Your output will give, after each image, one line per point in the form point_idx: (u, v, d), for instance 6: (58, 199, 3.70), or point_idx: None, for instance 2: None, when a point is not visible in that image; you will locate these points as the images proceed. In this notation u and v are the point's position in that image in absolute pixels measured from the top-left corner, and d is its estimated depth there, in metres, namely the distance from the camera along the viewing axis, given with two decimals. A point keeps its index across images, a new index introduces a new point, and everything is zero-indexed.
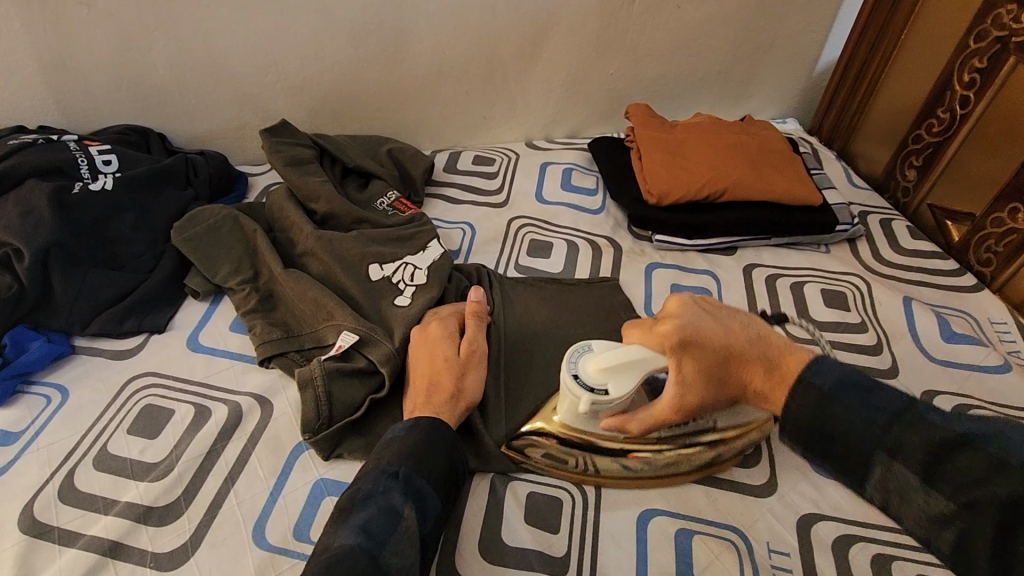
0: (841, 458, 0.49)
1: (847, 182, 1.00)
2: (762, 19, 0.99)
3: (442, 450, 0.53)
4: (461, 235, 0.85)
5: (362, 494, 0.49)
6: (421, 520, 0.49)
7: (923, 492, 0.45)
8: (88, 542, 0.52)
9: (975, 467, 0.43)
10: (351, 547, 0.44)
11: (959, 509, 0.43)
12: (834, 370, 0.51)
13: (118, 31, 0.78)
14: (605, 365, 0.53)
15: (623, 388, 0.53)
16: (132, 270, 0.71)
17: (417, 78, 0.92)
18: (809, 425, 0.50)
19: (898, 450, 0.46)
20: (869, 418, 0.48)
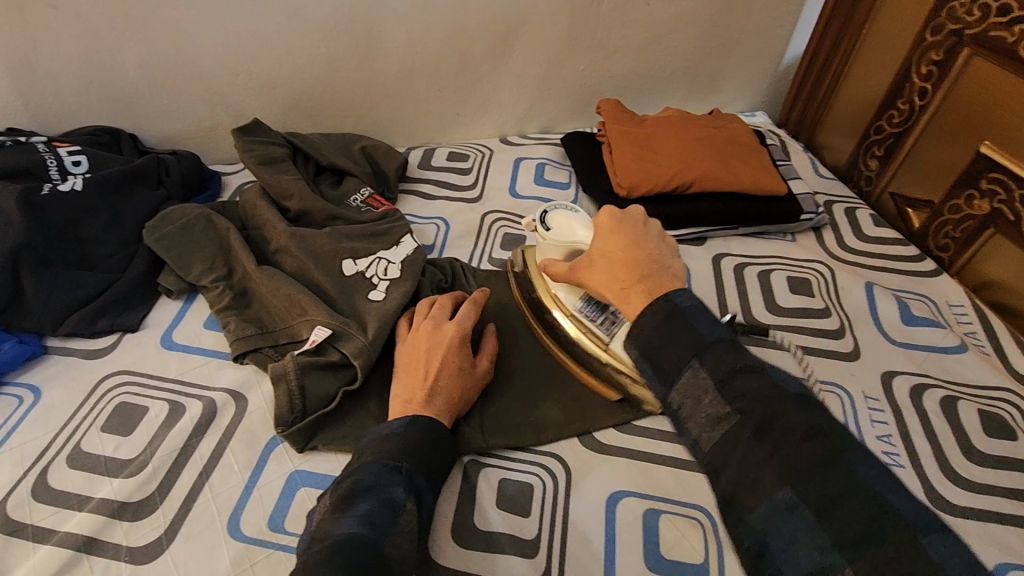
0: (693, 417, 0.44)
1: (814, 172, 1.02)
2: (729, 15, 1.01)
3: (439, 450, 0.55)
4: (436, 230, 0.86)
5: (364, 484, 0.48)
6: (417, 514, 0.49)
7: (712, 398, 0.44)
8: (62, 538, 0.53)
9: (759, 390, 0.42)
10: (358, 536, 0.44)
11: (737, 415, 0.42)
12: (690, 299, 0.50)
13: (85, 32, 0.78)
14: (565, 220, 0.71)
15: (558, 236, 0.70)
16: (104, 269, 0.72)
17: (390, 76, 0.93)
18: (647, 342, 0.48)
19: (715, 363, 0.44)
20: (702, 335, 0.46)
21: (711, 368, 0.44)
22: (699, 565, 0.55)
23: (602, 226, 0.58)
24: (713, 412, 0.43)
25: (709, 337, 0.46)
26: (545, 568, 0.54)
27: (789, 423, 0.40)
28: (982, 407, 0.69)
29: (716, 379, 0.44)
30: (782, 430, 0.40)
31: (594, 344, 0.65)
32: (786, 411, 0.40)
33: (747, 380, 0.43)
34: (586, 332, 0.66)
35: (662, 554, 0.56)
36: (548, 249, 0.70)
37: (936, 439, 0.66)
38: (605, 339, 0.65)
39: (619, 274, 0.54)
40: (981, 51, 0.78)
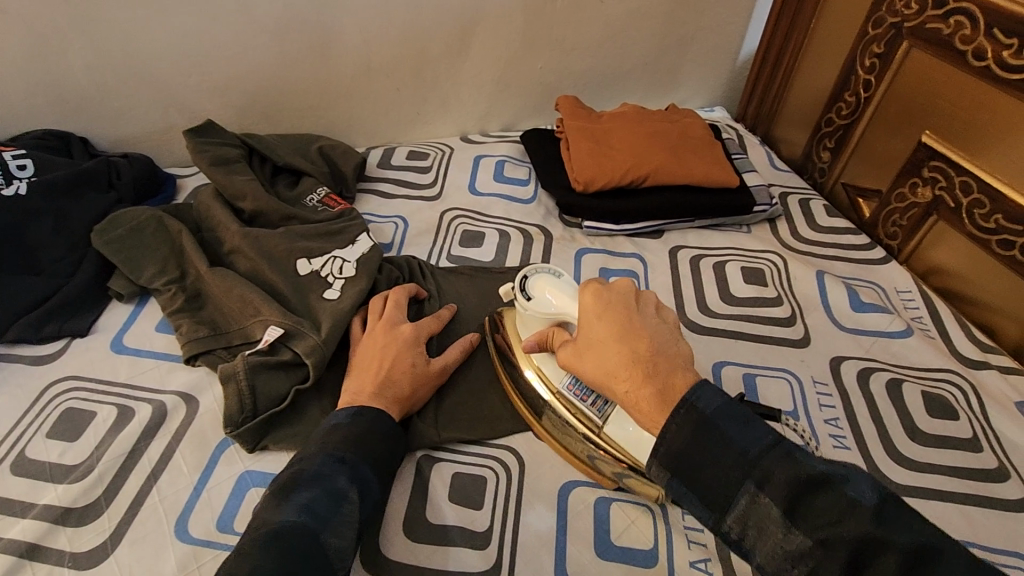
0: (760, 550, 0.40)
1: (769, 164, 1.05)
2: (683, 11, 1.03)
3: (385, 441, 0.55)
4: (394, 228, 0.87)
5: (307, 475, 0.49)
6: (362, 504, 0.50)
7: (782, 530, 0.39)
8: (4, 546, 0.52)
9: (833, 509, 0.38)
10: (295, 524, 0.44)
11: (816, 550, 0.38)
12: (716, 397, 0.45)
13: (28, 34, 0.77)
14: (549, 287, 0.60)
15: (543, 306, 0.59)
16: (52, 274, 0.71)
17: (346, 76, 0.93)
18: (680, 460, 0.44)
19: (766, 482, 0.40)
20: (744, 447, 0.42)
21: (770, 492, 0.40)
22: (648, 550, 0.56)
23: (590, 313, 0.53)
24: (787, 546, 0.39)
25: (754, 450, 0.42)
26: (495, 559, 0.54)
27: (882, 557, 0.36)
28: (926, 388, 0.71)
29: (781, 507, 0.40)
30: (873, 559, 0.36)
31: (585, 426, 0.57)
32: (867, 534, 0.37)
33: (817, 503, 0.39)
34: (579, 414, 0.57)
35: (612, 541, 0.56)
36: (533, 319, 0.61)
37: (881, 420, 0.68)
38: (598, 423, 0.56)
39: (620, 377, 0.49)
40: (919, 43, 0.80)
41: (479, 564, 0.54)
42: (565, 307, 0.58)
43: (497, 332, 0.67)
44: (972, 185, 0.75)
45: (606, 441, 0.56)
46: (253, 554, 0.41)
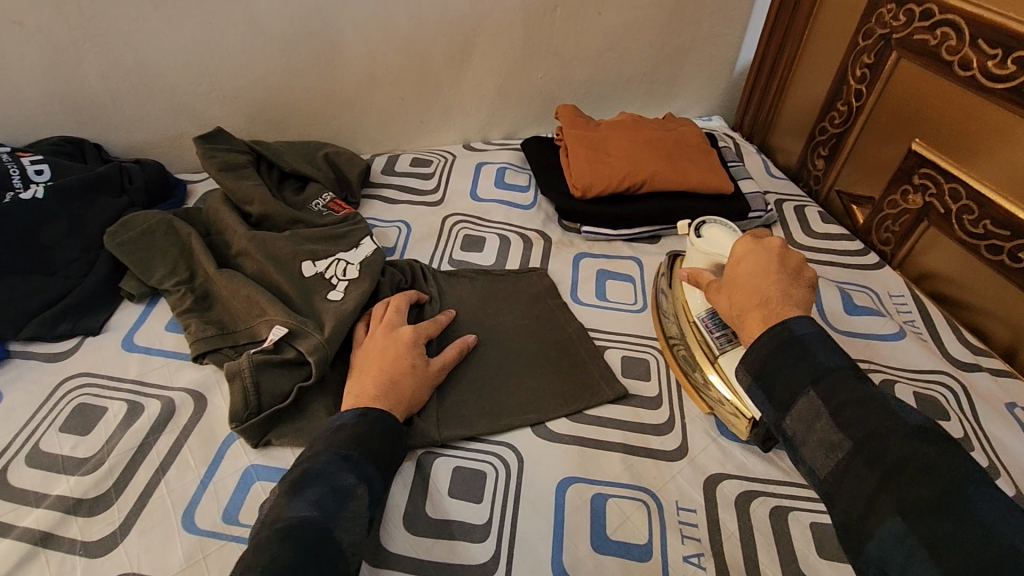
0: (807, 445, 0.47)
1: (765, 172, 1.07)
2: (679, 23, 1.06)
3: (388, 440, 0.56)
4: (398, 233, 0.89)
5: (314, 472, 0.50)
6: (369, 500, 0.51)
7: (828, 427, 0.45)
8: (20, 533, 0.54)
9: (874, 422, 0.43)
10: (305, 521, 0.46)
11: (850, 447, 0.44)
12: (808, 327, 0.51)
13: (46, 45, 0.80)
14: (719, 233, 0.71)
15: (708, 246, 0.70)
16: (66, 275, 0.73)
17: (352, 85, 0.96)
18: (761, 362, 0.52)
19: (829, 392, 0.46)
20: (821, 362, 0.49)
21: (827, 396, 0.46)
22: (643, 545, 0.57)
23: (742, 250, 0.61)
24: (825, 442, 0.45)
25: (828, 367, 0.48)
26: (495, 551, 0.56)
27: (902, 457, 0.41)
28: (918, 389, 0.72)
29: (832, 409, 0.46)
30: (892, 462, 0.41)
31: (704, 350, 0.69)
32: (895, 444, 0.42)
33: (861, 412, 0.44)
34: (702, 339, 0.70)
35: (607, 535, 0.57)
36: (695, 255, 0.72)
37: None
38: (715, 352, 0.68)
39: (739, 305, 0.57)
40: (907, 53, 0.83)
41: (478, 556, 0.56)
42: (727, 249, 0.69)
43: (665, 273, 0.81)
44: (960, 191, 0.77)
45: (715, 367, 0.67)
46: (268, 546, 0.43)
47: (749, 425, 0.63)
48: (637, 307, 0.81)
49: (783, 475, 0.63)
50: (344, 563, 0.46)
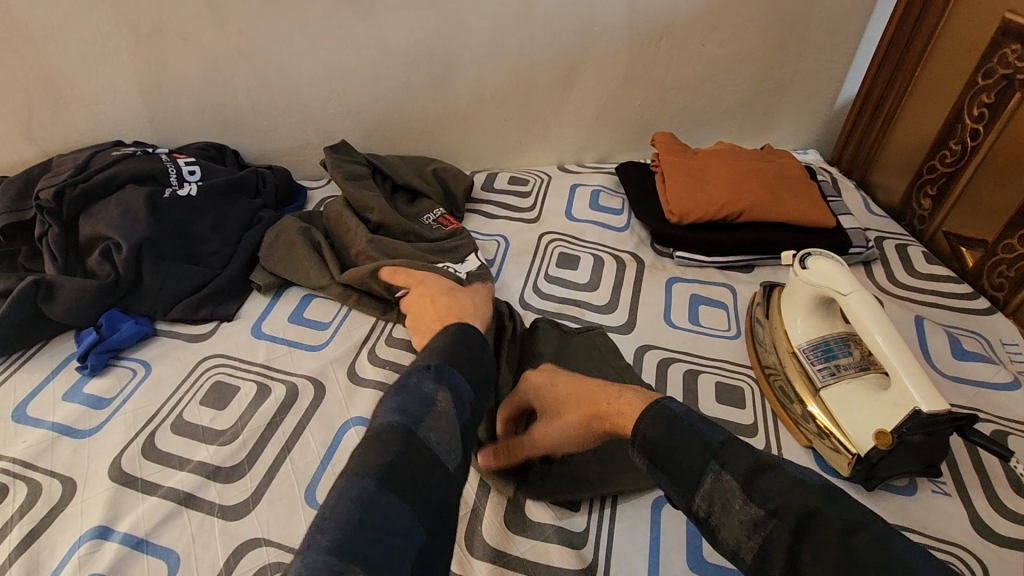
0: (727, 526, 0.45)
1: (865, 209, 1.04)
2: (781, 57, 1.07)
3: (469, 351, 0.56)
4: (496, 246, 0.93)
5: (399, 384, 0.50)
6: (456, 404, 0.51)
7: (741, 502, 0.44)
8: (167, 492, 0.60)
9: (787, 491, 0.43)
10: (392, 425, 0.46)
11: (773, 519, 0.42)
12: (681, 404, 0.52)
13: (206, 61, 0.90)
14: (827, 265, 0.70)
15: (813, 279, 0.70)
16: (208, 265, 0.81)
17: (461, 106, 1.02)
18: (655, 446, 0.50)
19: (728, 464, 0.46)
20: (709, 437, 0.48)
21: (731, 470, 0.45)
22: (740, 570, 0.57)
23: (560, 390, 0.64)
24: (745, 517, 0.44)
25: (718, 439, 0.48)
26: (590, 559, 0.57)
27: (822, 520, 0.41)
28: None
29: (741, 482, 0.45)
30: (815, 527, 0.41)
31: (804, 382, 0.69)
32: (812, 505, 0.42)
33: (767, 480, 0.44)
34: (803, 372, 0.70)
35: (704, 556, 0.58)
36: (800, 285, 0.73)
37: (984, 471, 0.66)
38: (816, 384, 0.68)
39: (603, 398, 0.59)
40: None
41: (575, 561, 0.57)
42: (833, 282, 0.68)
43: (759, 304, 0.81)
44: None
45: (817, 400, 0.68)
46: (359, 450, 0.45)
47: (852, 461, 0.63)
48: (731, 334, 0.81)
49: (885, 516, 0.62)
50: (437, 461, 0.46)
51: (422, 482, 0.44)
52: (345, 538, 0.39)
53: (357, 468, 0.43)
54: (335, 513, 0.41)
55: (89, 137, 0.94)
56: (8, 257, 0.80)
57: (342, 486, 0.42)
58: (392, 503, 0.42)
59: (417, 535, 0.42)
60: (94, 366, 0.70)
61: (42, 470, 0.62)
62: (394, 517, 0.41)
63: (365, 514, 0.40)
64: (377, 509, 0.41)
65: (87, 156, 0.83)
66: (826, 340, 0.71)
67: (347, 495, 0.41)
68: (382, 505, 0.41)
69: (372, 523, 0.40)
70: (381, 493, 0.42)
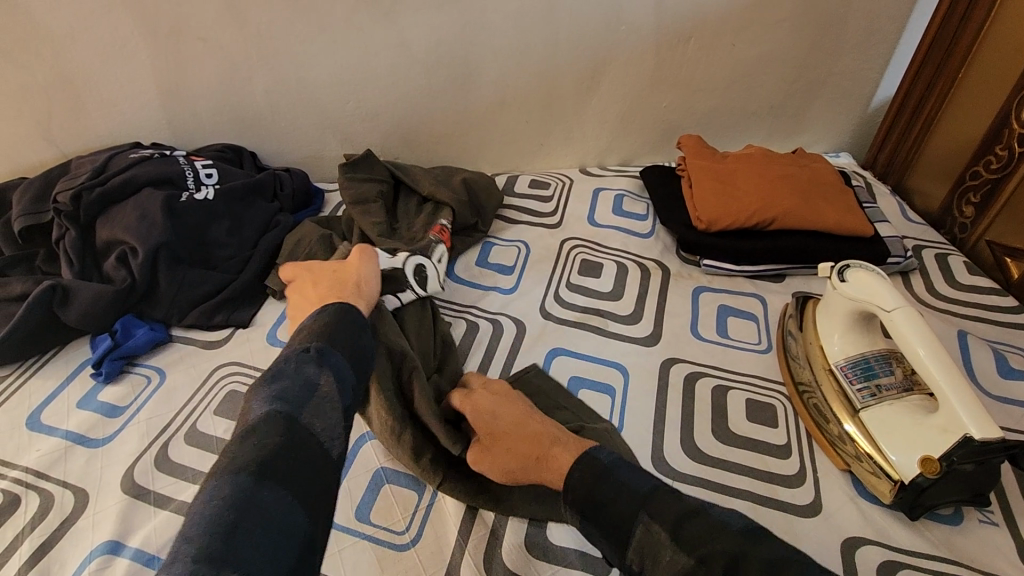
0: (658, 574, 0.45)
1: (902, 216, 1.00)
2: (814, 58, 1.02)
3: (353, 333, 0.56)
4: (517, 252, 0.91)
5: (277, 373, 0.49)
6: (339, 391, 0.50)
7: (671, 554, 0.45)
8: (178, 506, 0.58)
9: (727, 545, 0.43)
10: (274, 415, 0.44)
11: (700, 564, 0.43)
12: (609, 452, 0.55)
13: (224, 63, 0.89)
14: (869, 278, 0.66)
15: (855, 293, 0.66)
16: (224, 270, 0.80)
17: (482, 108, 1.00)
18: (584, 500, 0.51)
19: (659, 513, 0.47)
20: (636, 488, 0.50)
21: (660, 520, 0.46)
22: None
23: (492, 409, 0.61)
24: (676, 567, 0.44)
25: (644, 490, 0.49)
26: None
27: (752, 562, 0.41)
28: None
29: (670, 533, 0.45)
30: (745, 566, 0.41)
31: (842, 402, 0.66)
32: (736, 548, 0.43)
33: (694, 527, 0.45)
34: (841, 389, 0.66)
35: None
36: (840, 299, 0.69)
37: None
38: (855, 406, 0.65)
39: (539, 448, 0.57)
40: None
41: None
42: (875, 296, 0.64)
43: (791, 317, 0.77)
44: None
45: (855, 422, 0.64)
46: (237, 443, 0.42)
47: (893, 488, 0.59)
48: (762, 347, 0.78)
49: (929, 548, 0.58)
50: (321, 451, 0.45)
51: (304, 471, 0.43)
52: (216, 543, 0.35)
53: (235, 464, 0.40)
54: (204, 513, 0.37)
55: (108, 139, 0.93)
56: (26, 259, 0.80)
57: (217, 485, 0.39)
58: (279, 494, 0.40)
59: (303, 523, 0.40)
60: (108, 373, 0.69)
61: (54, 481, 0.61)
62: (279, 510, 0.39)
63: (249, 509, 0.38)
64: (261, 502, 0.39)
65: (104, 158, 0.83)
66: (865, 357, 0.67)
67: (225, 493, 0.39)
68: (267, 498, 0.39)
69: (257, 517, 0.38)
70: (268, 485, 0.40)
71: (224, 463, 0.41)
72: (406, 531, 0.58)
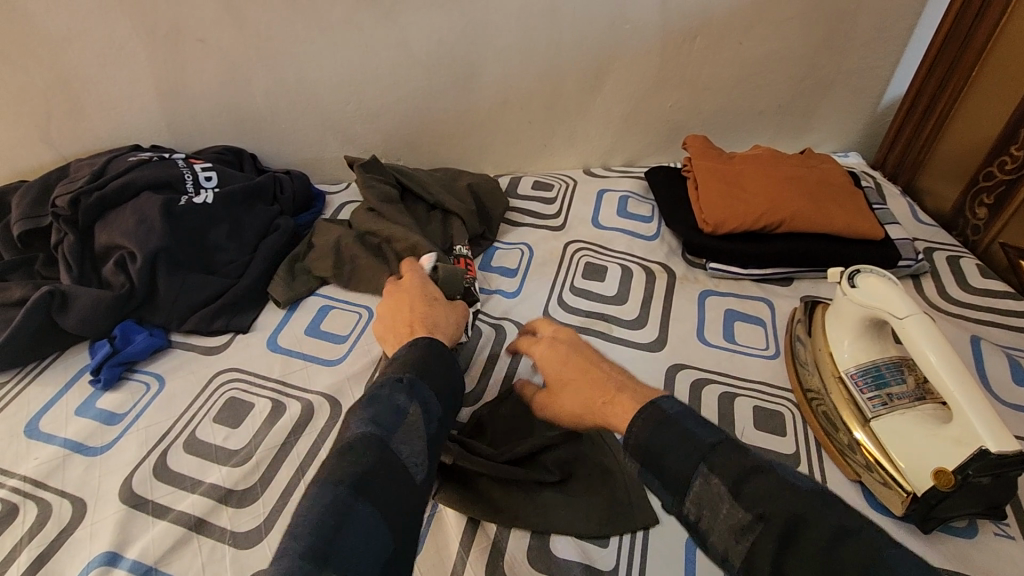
0: (715, 531, 0.41)
1: (912, 217, 0.98)
2: (823, 56, 1.00)
3: (442, 363, 0.53)
4: (520, 256, 0.89)
5: (373, 392, 0.48)
6: (427, 418, 0.48)
7: (729, 505, 0.40)
8: (177, 516, 0.57)
9: (796, 502, 0.38)
10: (364, 436, 0.44)
11: (760, 522, 0.39)
12: (677, 404, 0.47)
13: (224, 64, 0.88)
14: (881, 283, 0.64)
15: (867, 299, 0.65)
16: (224, 275, 0.79)
17: (485, 108, 0.98)
18: (644, 447, 0.45)
19: (719, 467, 0.41)
20: (699, 438, 0.43)
21: (720, 473, 0.41)
22: None
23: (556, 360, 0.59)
24: (733, 521, 0.40)
25: (710, 440, 0.43)
26: None
27: (815, 528, 0.37)
28: None
29: (728, 484, 0.40)
30: (804, 538, 0.37)
31: (852, 410, 0.64)
32: (799, 509, 0.38)
33: (758, 483, 0.40)
34: (851, 397, 0.65)
35: None
36: (850, 305, 0.67)
37: None
38: (867, 415, 0.63)
39: (600, 389, 0.53)
40: None
41: None
42: (887, 303, 0.63)
43: (800, 321, 0.76)
44: None
45: (866, 432, 0.63)
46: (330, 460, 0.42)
47: (907, 500, 0.58)
48: (769, 353, 0.76)
49: (944, 562, 0.56)
50: (409, 478, 0.44)
51: (394, 496, 0.42)
52: (312, 556, 0.36)
53: (329, 480, 0.41)
54: (300, 524, 0.38)
55: (108, 141, 0.93)
56: (25, 263, 0.79)
57: (312, 499, 0.40)
58: (365, 518, 0.39)
59: (387, 551, 0.40)
60: (107, 379, 0.69)
61: (52, 490, 0.60)
62: (364, 532, 0.39)
63: (338, 527, 0.38)
64: (350, 524, 0.38)
65: (103, 161, 0.82)
66: (876, 365, 0.66)
67: (319, 508, 0.39)
68: (354, 520, 0.39)
69: (344, 538, 0.38)
70: (355, 505, 0.40)
71: (317, 477, 0.41)
72: None
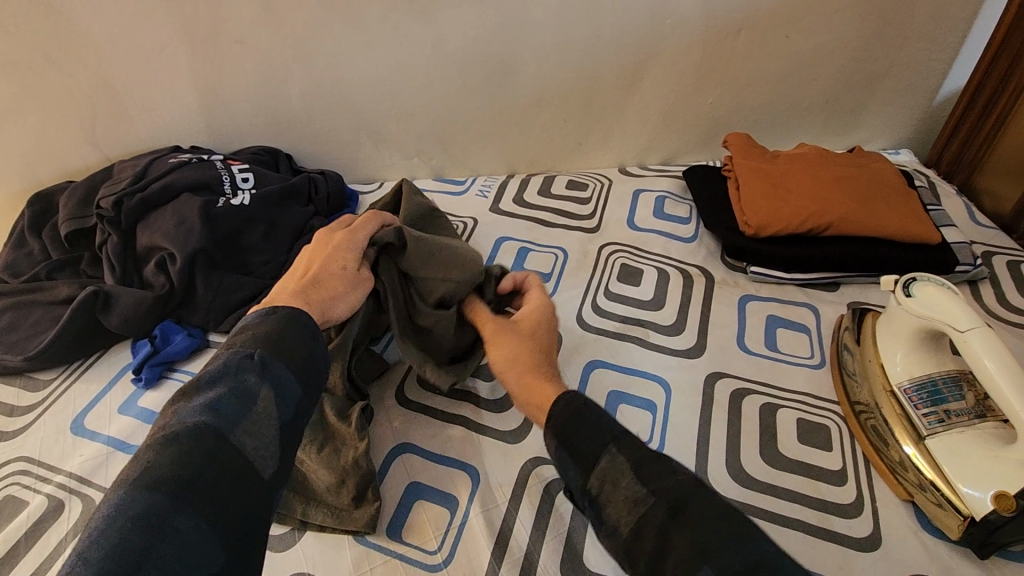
0: (612, 504, 0.41)
1: (969, 219, 0.92)
2: (876, 49, 0.96)
3: (301, 336, 0.48)
4: (554, 259, 0.87)
5: (211, 374, 0.43)
6: (282, 403, 0.44)
7: (628, 482, 0.41)
8: None
9: (679, 479, 0.39)
10: (194, 429, 0.39)
11: (651, 497, 0.39)
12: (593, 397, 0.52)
13: (261, 66, 0.88)
14: (941, 293, 0.61)
15: (926, 310, 0.61)
16: (260, 276, 0.79)
17: (519, 106, 0.97)
18: (563, 427, 0.45)
19: (628, 447, 0.42)
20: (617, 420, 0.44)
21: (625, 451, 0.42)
22: None
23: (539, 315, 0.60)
24: (631, 495, 0.40)
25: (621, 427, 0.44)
26: None
27: (700, 502, 0.38)
28: None
29: (631, 462, 0.41)
30: (690, 509, 0.37)
31: (904, 426, 0.61)
32: (692, 487, 0.39)
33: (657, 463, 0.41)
34: (902, 413, 0.62)
35: None
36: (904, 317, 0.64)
37: None
38: (921, 432, 0.60)
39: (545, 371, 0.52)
40: None
41: None
42: (948, 315, 0.59)
43: (846, 329, 0.73)
44: None
45: (921, 451, 0.59)
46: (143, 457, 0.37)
47: (963, 524, 0.54)
48: (814, 362, 0.73)
49: None
50: (249, 472, 0.39)
51: (231, 496, 0.38)
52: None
53: (138, 486, 0.35)
54: (100, 531, 0.33)
55: (149, 142, 0.94)
56: (71, 263, 0.81)
57: (117, 509, 0.34)
58: (182, 527, 0.35)
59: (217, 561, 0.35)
60: (148, 379, 0.70)
61: (96, 487, 0.62)
62: (186, 542, 0.35)
63: (149, 542, 0.33)
64: (167, 533, 0.34)
65: (145, 163, 0.84)
66: (932, 380, 0.63)
67: (126, 516, 0.34)
68: (172, 528, 0.34)
69: (157, 553, 0.33)
70: (172, 517, 0.35)
71: (124, 481, 0.36)
72: (438, 551, 0.56)
